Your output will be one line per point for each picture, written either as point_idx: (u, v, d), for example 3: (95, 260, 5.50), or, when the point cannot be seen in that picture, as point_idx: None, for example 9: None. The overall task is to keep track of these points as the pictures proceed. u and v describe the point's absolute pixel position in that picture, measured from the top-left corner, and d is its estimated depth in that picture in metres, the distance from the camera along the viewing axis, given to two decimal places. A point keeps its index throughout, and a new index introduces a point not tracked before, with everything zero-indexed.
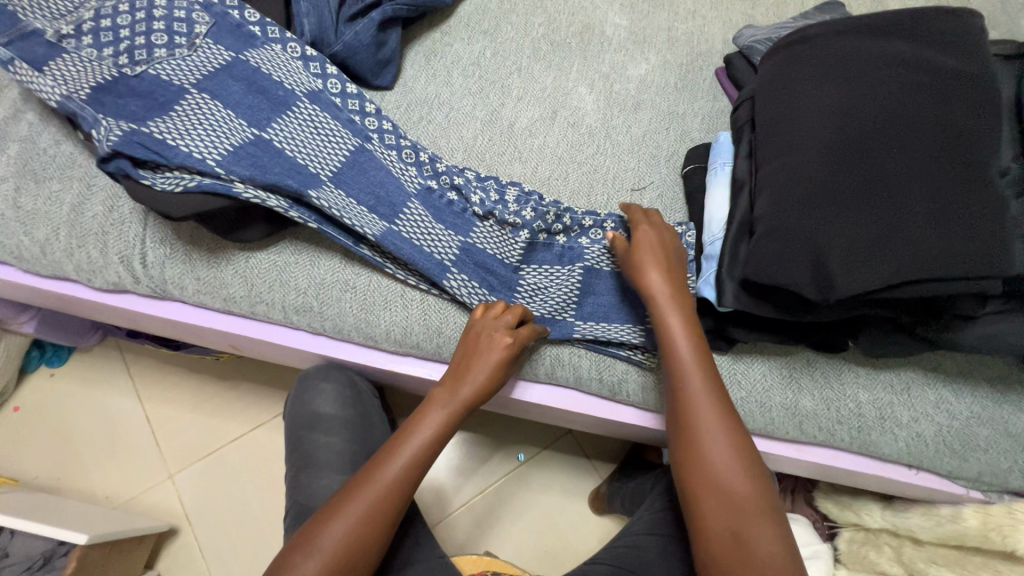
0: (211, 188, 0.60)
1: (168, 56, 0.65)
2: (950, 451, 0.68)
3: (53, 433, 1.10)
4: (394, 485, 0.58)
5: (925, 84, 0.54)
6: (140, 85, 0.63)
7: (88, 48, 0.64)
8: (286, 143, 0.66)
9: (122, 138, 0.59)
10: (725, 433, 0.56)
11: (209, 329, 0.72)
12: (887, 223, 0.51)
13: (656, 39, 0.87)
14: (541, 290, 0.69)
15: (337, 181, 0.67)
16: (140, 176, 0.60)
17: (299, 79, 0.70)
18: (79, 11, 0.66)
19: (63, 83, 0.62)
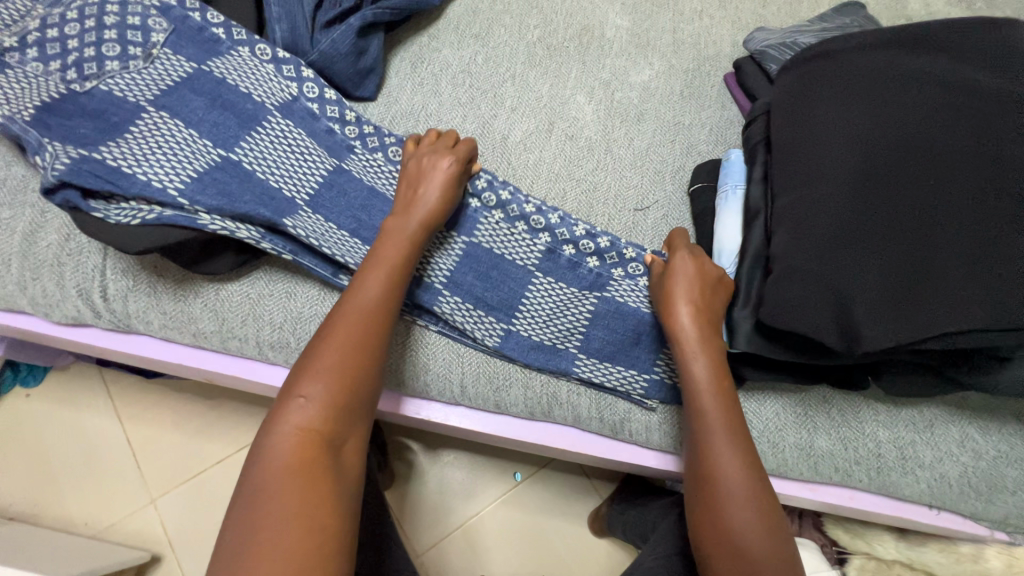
0: (172, 221, 0.55)
1: (123, 70, 0.59)
2: (976, 492, 0.64)
3: (28, 456, 1.06)
4: (354, 366, 0.51)
5: (963, 107, 0.49)
6: (90, 103, 0.57)
7: (34, 63, 0.58)
8: (257, 165, 0.60)
9: (70, 167, 0.53)
10: (732, 428, 0.52)
11: (179, 365, 0.67)
12: (919, 267, 0.46)
13: (660, 43, 0.81)
14: (546, 311, 0.63)
15: (314, 206, 0.61)
16: (92, 209, 0.54)
17: (268, 89, 0.63)
18: (25, 20, 0.60)
19: (6, 102, 0.56)
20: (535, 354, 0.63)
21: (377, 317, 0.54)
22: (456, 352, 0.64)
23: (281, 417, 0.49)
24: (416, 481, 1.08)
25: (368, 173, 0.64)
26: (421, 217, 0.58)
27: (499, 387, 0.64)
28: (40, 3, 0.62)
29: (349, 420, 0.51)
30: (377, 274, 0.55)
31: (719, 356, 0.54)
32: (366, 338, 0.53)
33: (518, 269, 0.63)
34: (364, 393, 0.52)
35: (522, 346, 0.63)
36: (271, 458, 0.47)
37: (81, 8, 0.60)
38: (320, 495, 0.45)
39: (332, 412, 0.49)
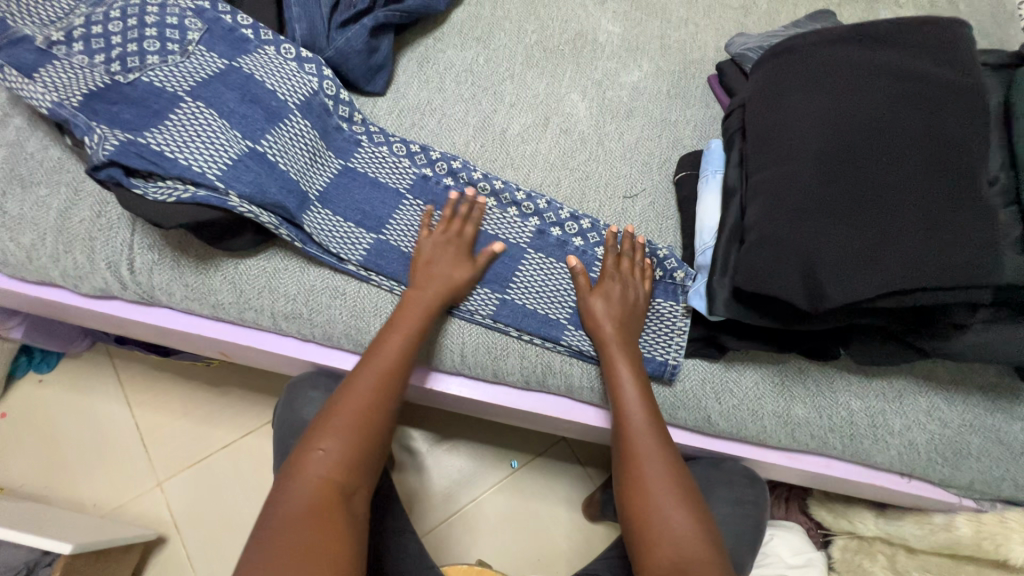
0: (206, 201, 0.59)
1: (164, 65, 0.65)
2: (942, 459, 0.68)
3: (40, 440, 1.09)
4: (361, 430, 0.57)
5: (913, 94, 0.55)
6: (134, 92, 0.63)
7: (79, 55, 0.64)
8: (281, 155, 0.65)
9: (119, 148, 0.58)
10: (659, 438, 0.61)
11: (197, 336, 0.71)
12: (876, 235, 0.51)
13: (649, 47, 0.87)
14: (534, 284, 0.69)
15: (326, 200, 0.68)
16: (134, 186, 0.59)
17: (292, 87, 0.69)
18: (69, 17, 0.66)
19: (55, 90, 0.61)
20: (528, 320, 0.68)
21: (398, 368, 0.60)
22: (456, 326, 0.69)
23: (298, 466, 0.54)
24: (416, 467, 1.11)
25: (374, 168, 0.72)
26: (437, 287, 0.64)
27: (497, 356, 0.69)
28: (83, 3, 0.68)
29: (358, 477, 0.55)
30: (393, 333, 0.62)
31: (638, 363, 0.64)
32: (373, 399, 0.58)
33: (512, 246, 0.70)
34: (376, 442, 0.58)
35: (516, 313, 0.68)
36: (287, 507, 0.51)
37: (122, 7, 0.66)
38: (337, 535, 0.50)
39: (347, 461, 0.55)
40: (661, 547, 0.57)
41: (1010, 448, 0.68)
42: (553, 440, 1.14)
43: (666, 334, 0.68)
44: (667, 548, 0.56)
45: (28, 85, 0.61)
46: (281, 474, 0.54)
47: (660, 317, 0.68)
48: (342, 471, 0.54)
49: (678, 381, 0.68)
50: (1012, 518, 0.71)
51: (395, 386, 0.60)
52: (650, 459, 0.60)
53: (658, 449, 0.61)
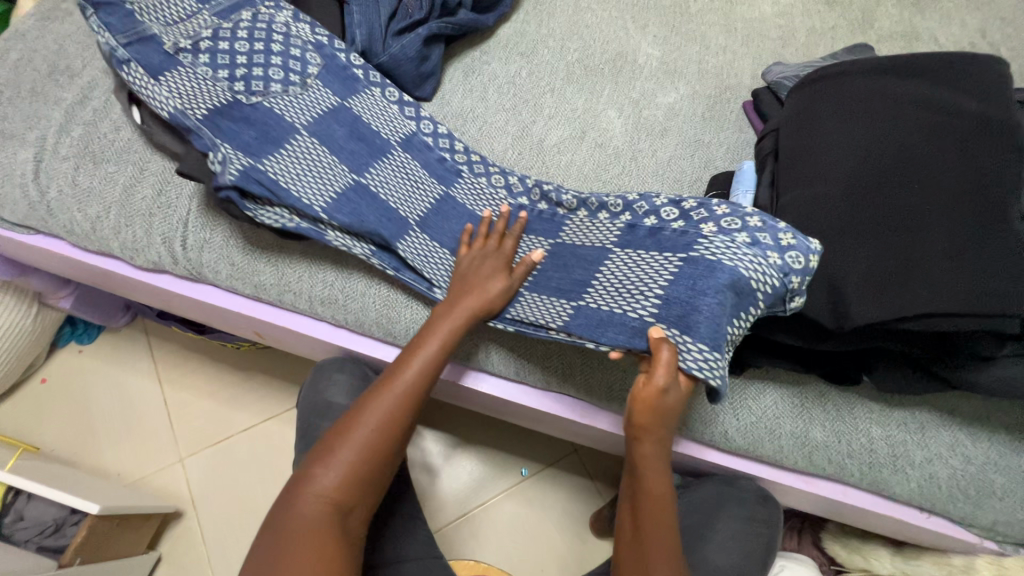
0: (307, 232, 0.65)
1: (278, 89, 0.71)
2: (964, 496, 0.67)
3: (74, 407, 1.14)
4: (375, 450, 0.54)
5: (945, 125, 0.57)
6: (254, 114, 0.68)
7: (204, 65, 0.70)
8: (377, 182, 0.69)
9: (241, 174, 0.63)
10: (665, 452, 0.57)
11: (237, 314, 0.75)
12: (901, 259, 0.53)
13: (686, 70, 0.90)
14: (619, 286, 0.59)
15: (424, 226, 0.68)
16: (249, 210, 0.64)
17: (394, 126, 0.74)
18: (197, 27, 0.72)
19: (179, 97, 0.67)
20: (601, 328, 0.58)
21: (412, 396, 0.57)
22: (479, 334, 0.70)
23: (302, 485, 0.52)
24: (428, 466, 1.13)
25: (472, 199, 0.71)
26: (470, 299, 0.60)
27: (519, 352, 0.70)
28: (206, 10, 0.73)
29: (364, 492, 0.54)
30: (430, 342, 0.59)
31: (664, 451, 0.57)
32: (398, 415, 0.56)
33: (594, 249, 0.64)
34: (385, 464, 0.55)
35: (591, 321, 0.59)
36: (290, 523, 0.51)
37: (248, 30, 0.73)
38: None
39: (347, 490, 0.53)
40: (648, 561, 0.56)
41: None
42: (565, 451, 1.14)
43: (762, 330, 0.54)
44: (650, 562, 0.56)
45: (150, 85, 0.67)
46: (289, 484, 0.54)
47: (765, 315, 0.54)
48: (338, 500, 0.52)
49: (698, 394, 0.68)
50: None
51: (407, 415, 0.57)
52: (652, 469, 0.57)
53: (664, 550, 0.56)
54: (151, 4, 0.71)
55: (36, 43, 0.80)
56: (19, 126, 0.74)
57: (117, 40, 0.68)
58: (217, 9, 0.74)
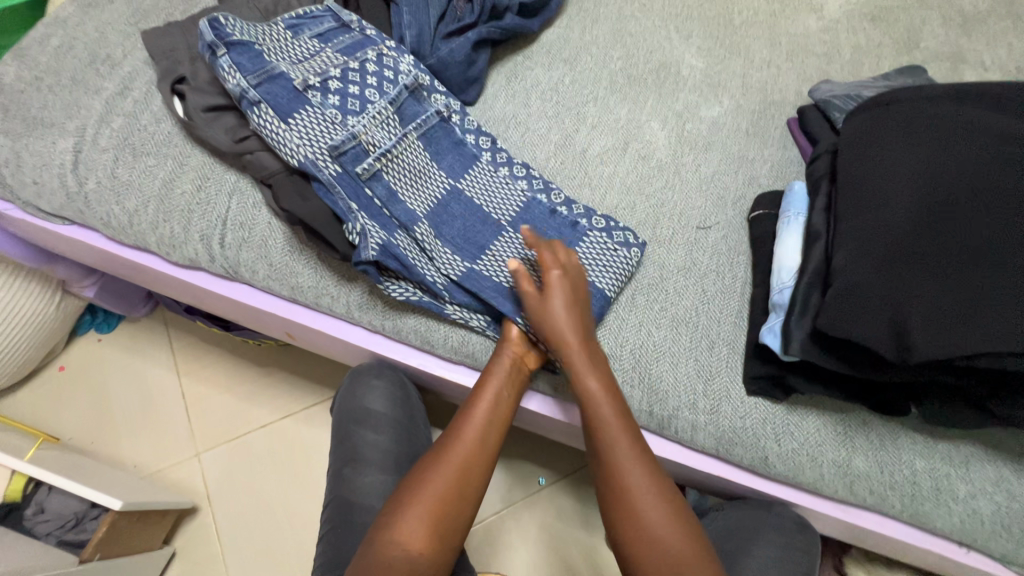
0: (430, 304, 0.67)
1: (395, 148, 0.69)
2: (1008, 533, 0.65)
3: (92, 396, 1.13)
4: (450, 498, 0.56)
5: (1018, 157, 0.55)
6: (376, 187, 0.67)
7: (329, 106, 0.69)
8: (495, 255, 0.68)
9: (381, 249, 0.63)
10: (637, 449, 0.58)
11: (270, 315, 0.73)
12: (973, 294, 0.51)
13: (730, 84, 0.88)
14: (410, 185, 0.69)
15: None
16: (381, 283, 0.66)
17: (509, 193, 0.73)
18: (326, 66, 0.71)
19: (307, 143, 0.66)
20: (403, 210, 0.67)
21: (482, 442, 0.59)
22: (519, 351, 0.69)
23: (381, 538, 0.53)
24: None
25: (595, 272, 0.69)
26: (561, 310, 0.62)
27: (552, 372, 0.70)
28: (328, 48, 0.73)
29: (441, 543, 0.54)
30: (499, 366, 0.64)
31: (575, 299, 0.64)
32: (477, 459, 0.59)
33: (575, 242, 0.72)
34: (461, 506, 0.56)
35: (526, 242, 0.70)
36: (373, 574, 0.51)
37: (378, 78, 0.72)
38: None
39: (428, 544, 0.54)
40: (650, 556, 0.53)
41: None
42: (582, 462, 1.12)
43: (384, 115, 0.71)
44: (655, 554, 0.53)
45: (281, 129, 0.66)
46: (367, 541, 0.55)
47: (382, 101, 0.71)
48: (421, 560, 0.53)
49: (740, 417, 0.67)
50: None
51: (479, 463, 0.59)
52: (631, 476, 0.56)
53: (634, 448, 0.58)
54: (277, 45, 0.71)
55: (76, 30, 0.78)
56: (58, 114, 0.73)
57: (248, 79, 0.66)
58: (339, 47, 0.74)
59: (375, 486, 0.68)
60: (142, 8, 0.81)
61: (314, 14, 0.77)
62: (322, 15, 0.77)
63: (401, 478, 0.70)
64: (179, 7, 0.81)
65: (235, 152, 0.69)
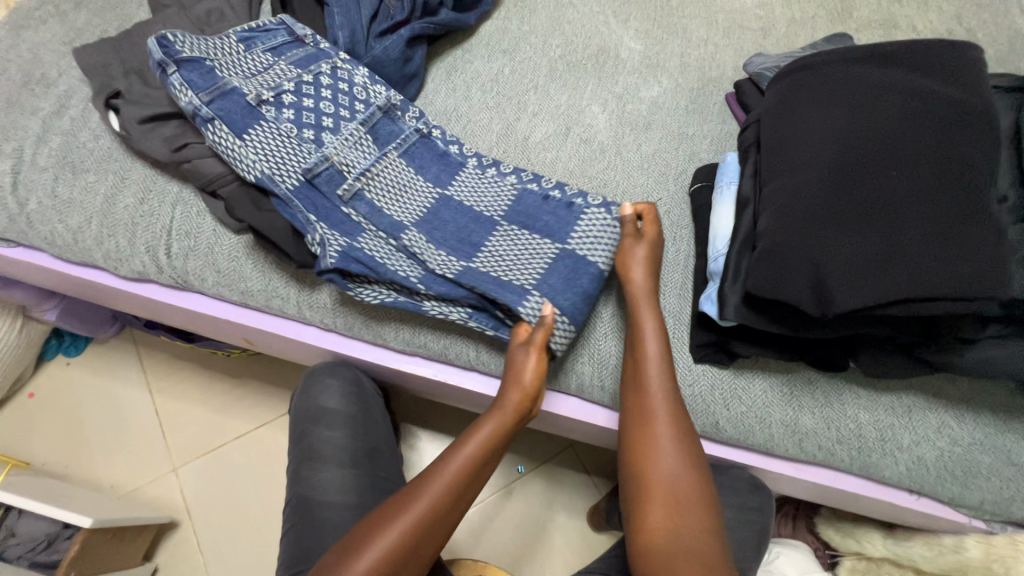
0: (406, 303, 0.66)
1: (373, 167, 0.70)
2: (952, 476, 0.68)
3: (64, 420, 1.13)
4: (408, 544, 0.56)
5: (925, 111, 0.57)
6: (357, 207, 0.68)
7: (285, 121, 0.70)
8: (484, 253, 0.67)
9: (342, 256, 0.63)
10: (674, 398, 0.62)
11: (224, 321, 0.74)
12: (884, 244, 0.53)
13: (669, 64, 0.90)
14: (391, 197, 0.70)
15: (541, 288, 0.64)
16: (350, 289, 0.65)
17: (496, 194, 0.72)
18: (280, 80, 0.72)
19: (266, 160, 0.67)
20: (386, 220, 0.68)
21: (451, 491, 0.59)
22: (466, 346, 0.70)
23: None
24: None
25: (593, 250, 0.67)
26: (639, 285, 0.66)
27: None
28: (281, 61, 0.74)
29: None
30: (530, 360, 0.62)
31: (654, 260, 0.67)
32: (448, 504, 0.59)
33: (577, 222, 0.69)
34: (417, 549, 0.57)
35: (519, 247, 0.67)
36: None
37: (333, 91, 0.73)
38: None
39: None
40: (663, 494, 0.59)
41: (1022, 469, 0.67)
42: (559, 447, 1.11)
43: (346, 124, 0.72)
44: (665, 494, 0.59)
45: (235, 145, 0.67)
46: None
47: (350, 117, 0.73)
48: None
49: (688, 386, 0.69)
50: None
51: (443, 513, 0.58)
52: (661, 424, 0.61)
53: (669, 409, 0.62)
54: (230, 58, 0.72)
55: (9, 52, 0.78)
56: None
57: (200, 98, 0.67)
58: (292, 60, 0.75)
59: (335, 482, 0.69)
60: (76, 27, 0.81)
61: (267, 26, 0.77)
62: (275, 27, 0.77)
63: (361, 472, 0.71)
64: (113, 24, 0.82)
65: (174, 162, 0.69)
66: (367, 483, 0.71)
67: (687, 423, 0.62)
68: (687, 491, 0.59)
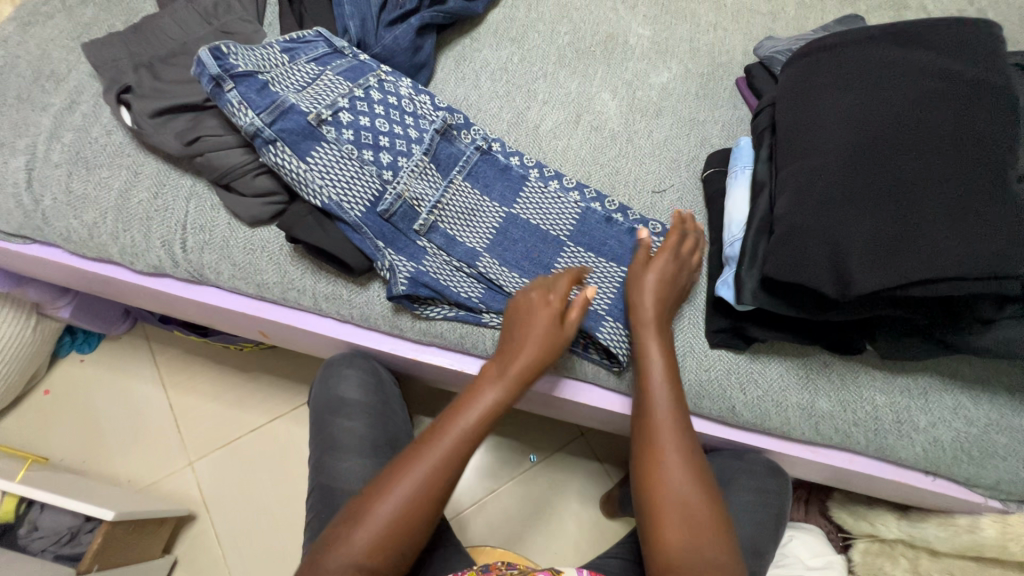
0: (467, 318, 0.70)
1: (443, 198, 0.71)
2: (968, 457, 0.68)
3: (80, 417, 1.14)
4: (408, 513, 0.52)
5: (946, 89, 0.57)
6: (433, 239, 0.70)
7: (345, 139, 0.69)
8: (557, 275, 0.71)
9: (411, 281, 0.67)
10: (680, 413, 0.60)
11: (240, 314, 0.74)
12: (904, 225, 0.53)
13: (678, 49, 0.89)
14: (460, 222, 0.71)
15: (613, 315, 0.69)
16: (418, 310, 0.69)
17: (561, 212, 0.74)
18: (333, 96, 0.70)
19: (331, 185, 0.67)
20: (460, 248, 0.70)
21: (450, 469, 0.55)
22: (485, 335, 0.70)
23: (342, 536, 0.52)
24: None
25: None
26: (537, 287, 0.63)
27: (568, 364, 0.71)
28: (328, 71, 0.73)
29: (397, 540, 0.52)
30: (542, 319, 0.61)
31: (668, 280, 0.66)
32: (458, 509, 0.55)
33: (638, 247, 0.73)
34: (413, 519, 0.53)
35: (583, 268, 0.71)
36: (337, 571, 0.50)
37: (385, 106, 0.72)
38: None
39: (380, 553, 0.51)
40: (672, 514, 0.55)
41: None
42: (572, 435, 1.12)
43: (384, 127, 0.71)
44: (677, 520, 0.54)
45: (301, 168, 0.66)
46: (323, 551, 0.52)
47: (396, 127, 0.72)
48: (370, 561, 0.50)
49: (705, 370, 0.69)
50: None
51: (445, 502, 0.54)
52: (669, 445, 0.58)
53: (676, 428, 0.59)
54: (279, 72, 0.70)
55: (17, 49, 0.78)
56: (7, 133, 0.73)
57: (262, 118, 0.65)
58: (339, 70, 0.73)
59: (355, 472, 0.70)
60: (83, 22, 0.81)
61: (306, 39, 0.75)
62: (314, 40, 0.76)
63: (379, 462, 0.72)
64: (120, 19, 0.81)
65: (187, 155, 0.69)
66: None
67: (695, 439, 0.59)
68: (698, 519, 0.54)
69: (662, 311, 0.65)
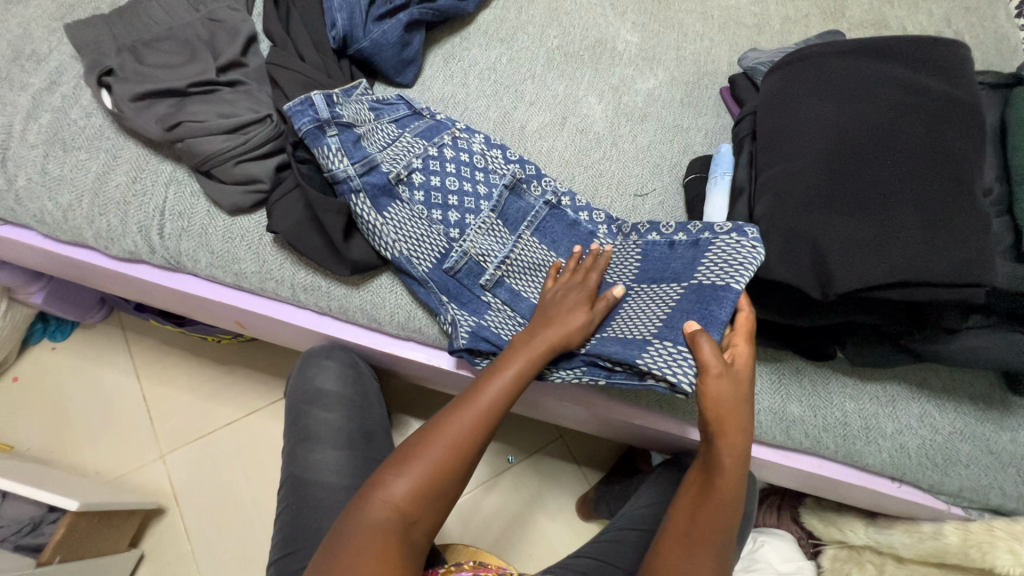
0: None
1: (511, 253, 0.69)
2: (932, 464, 0.69)
3: (49, 406, 1.11)
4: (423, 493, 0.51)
5: (915, 104, 0.59)
6: (498, 294, 0.67)
7: (418, 202, 0.70)
8: (619, 317, 0.63)
9: (472, 335, 0.63)
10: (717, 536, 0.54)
11: (217, 303, 0.73)
12: (880, 229, 0.54)
13: (665, 57, 0.91)
14: (522, 274, 0.69)
15: (661, 338, 0.58)
16: (478, 365, 0.64)
17: (625, 259, 0.69)
18: (410, 156, 0.71)
19: (400, 232, 0.67)
20: (524, 303, 0.67)
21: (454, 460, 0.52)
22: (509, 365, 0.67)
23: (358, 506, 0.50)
24: None
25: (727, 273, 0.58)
26: (553, 330, 0.58)
27: None
28: (407, 133, 0.74)
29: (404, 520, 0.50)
30: (565, 304, 0.61)
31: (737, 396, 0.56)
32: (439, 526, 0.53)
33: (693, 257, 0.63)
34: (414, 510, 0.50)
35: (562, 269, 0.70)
36: (356, 527, 0.49)
37: (457, 163, 0.72)
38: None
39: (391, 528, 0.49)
40: None
41: (999, 457, 0.69)
42: (550, 437, 1.12)
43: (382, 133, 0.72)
44: None
45: (377, 221, 0.66)
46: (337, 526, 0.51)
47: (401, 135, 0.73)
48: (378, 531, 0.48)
49: None
50: (999, 527, 0.71)
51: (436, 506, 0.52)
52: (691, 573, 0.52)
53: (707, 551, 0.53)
54: (370, 129, 0.72)
55: None
56: None
57: (354, 168, 0.67)
58: (417, 131, 0.74)
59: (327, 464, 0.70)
60: (67, 2, 0.80)
61: (391, 101, 0.77)
62: (397, 102, 0.78)
63: (354, 454, 0.73)
64: (105, 1, 0.80)
65: (168, 140, 0.68)
66: (360, 465, 0.72)
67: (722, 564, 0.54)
68: None
69: (732, 421, 0.55)
